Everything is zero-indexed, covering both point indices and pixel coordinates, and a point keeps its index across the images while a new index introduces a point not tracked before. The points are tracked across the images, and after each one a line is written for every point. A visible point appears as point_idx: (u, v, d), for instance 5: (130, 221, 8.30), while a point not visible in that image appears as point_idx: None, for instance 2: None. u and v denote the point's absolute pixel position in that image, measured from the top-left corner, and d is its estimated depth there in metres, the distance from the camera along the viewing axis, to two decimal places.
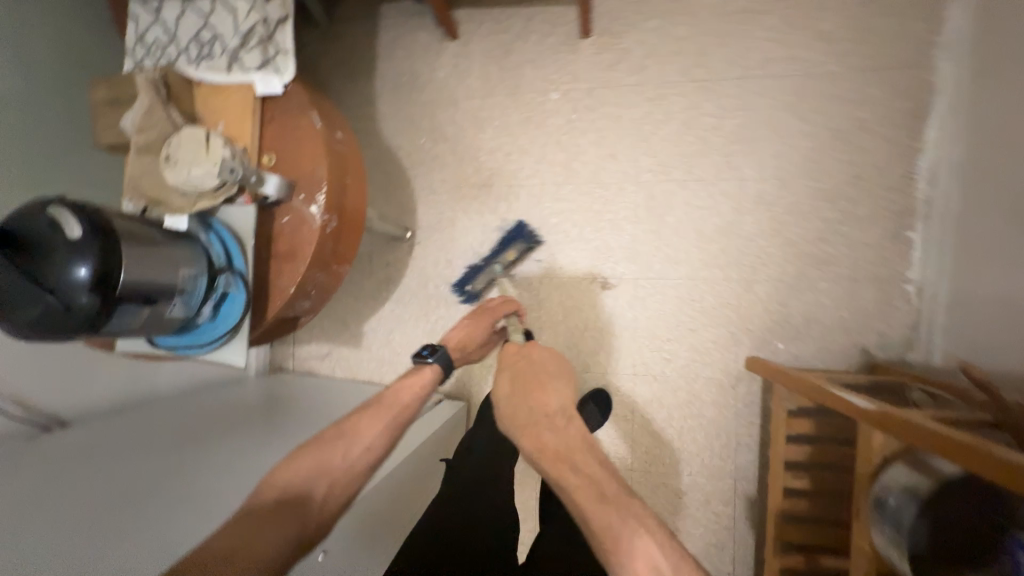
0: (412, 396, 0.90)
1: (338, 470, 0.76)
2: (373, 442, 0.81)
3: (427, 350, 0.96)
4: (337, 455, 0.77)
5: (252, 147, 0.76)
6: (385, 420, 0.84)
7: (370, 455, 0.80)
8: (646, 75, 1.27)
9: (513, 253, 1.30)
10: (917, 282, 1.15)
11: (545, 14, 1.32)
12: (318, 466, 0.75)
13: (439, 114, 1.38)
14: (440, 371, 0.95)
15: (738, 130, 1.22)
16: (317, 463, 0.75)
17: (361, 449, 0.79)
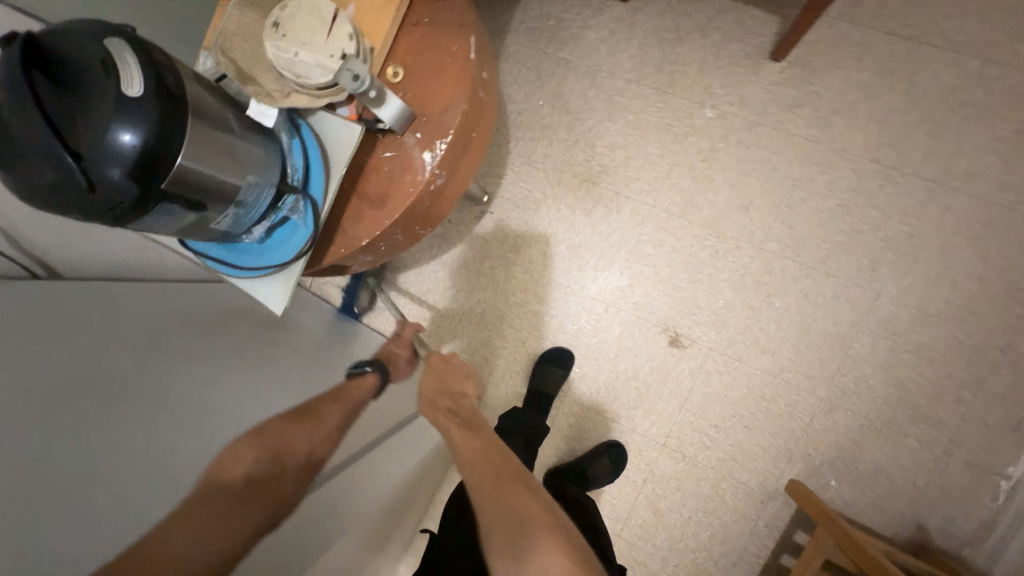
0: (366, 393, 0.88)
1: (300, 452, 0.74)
2: (327, 426, 0.79)
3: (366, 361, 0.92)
4: (296, 437, 0.75)
5: (381, 52, 0.58)
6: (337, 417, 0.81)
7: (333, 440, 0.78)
8: (825, 132, 1.05)
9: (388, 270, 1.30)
10: (1014, 482, 1.00)
11: (740, 13, 1.08)
12: (279, 447, 0.72)
13: (570, 80, 1.17)
14: (379, 381, 0.90)
15: (900, 238, 1.03)
16: (274, 439, 0.73)
17: (320, 432, 0.78)
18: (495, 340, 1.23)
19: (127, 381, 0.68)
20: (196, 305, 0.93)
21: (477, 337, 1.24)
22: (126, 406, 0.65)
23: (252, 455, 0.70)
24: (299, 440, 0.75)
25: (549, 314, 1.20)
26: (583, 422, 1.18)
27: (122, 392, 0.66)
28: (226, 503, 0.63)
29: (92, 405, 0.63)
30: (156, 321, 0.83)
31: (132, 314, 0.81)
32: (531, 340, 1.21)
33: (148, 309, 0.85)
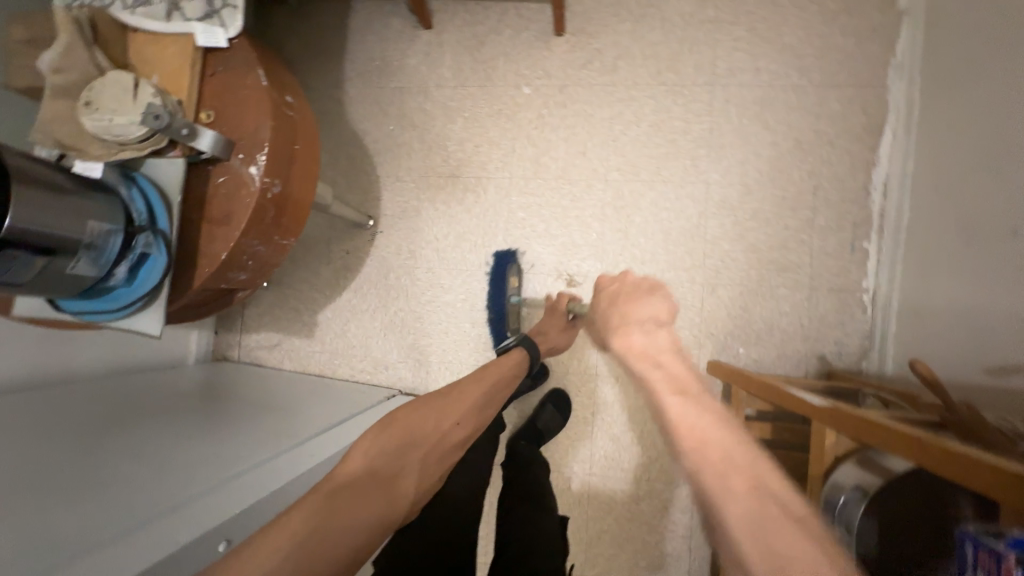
0: (500, 379, 0.93)
1: (430, 443, 0.78)
2: (456, 417, 0.83)
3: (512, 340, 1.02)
4: (426, 423, 0.80)
5: (189, 101, 0.70)
6: (456, 410, 0.84)
7: (462, 431, 0.84)
8: (617, 76, 1.27)
9: (513, 278, 1.26)
10: (871, 291, 1.17)
11: (519, 10, 1.31)
12: (415, 437, 0.77)
13: (409, 101, 1.35)
14: (526, 355, 0.98)
15: (705, 134, 1.24)
16: (409, 425, 0.78)
17: (455, 417, 0.83)
18: (423, 340, 1.31)
19: (69, 476, 0.72)
20: (114, 399, 0.97)
21: (405, 344, 1.32)
22: (62, 495, 0.68)
23: (380, 453, 0.72)
24: (432, 438, 0.79)
25: (460, 299, 1.30)
26: None
27: (69, 484, 0.70)
28: (360, 493, 0.64)
29: (41, 502, 0.66)
30: (77, 420, 0.86)
31: (52, 421, 0.83)
32: (452, 327, 1.30)
33: (67, 412, 0.87)
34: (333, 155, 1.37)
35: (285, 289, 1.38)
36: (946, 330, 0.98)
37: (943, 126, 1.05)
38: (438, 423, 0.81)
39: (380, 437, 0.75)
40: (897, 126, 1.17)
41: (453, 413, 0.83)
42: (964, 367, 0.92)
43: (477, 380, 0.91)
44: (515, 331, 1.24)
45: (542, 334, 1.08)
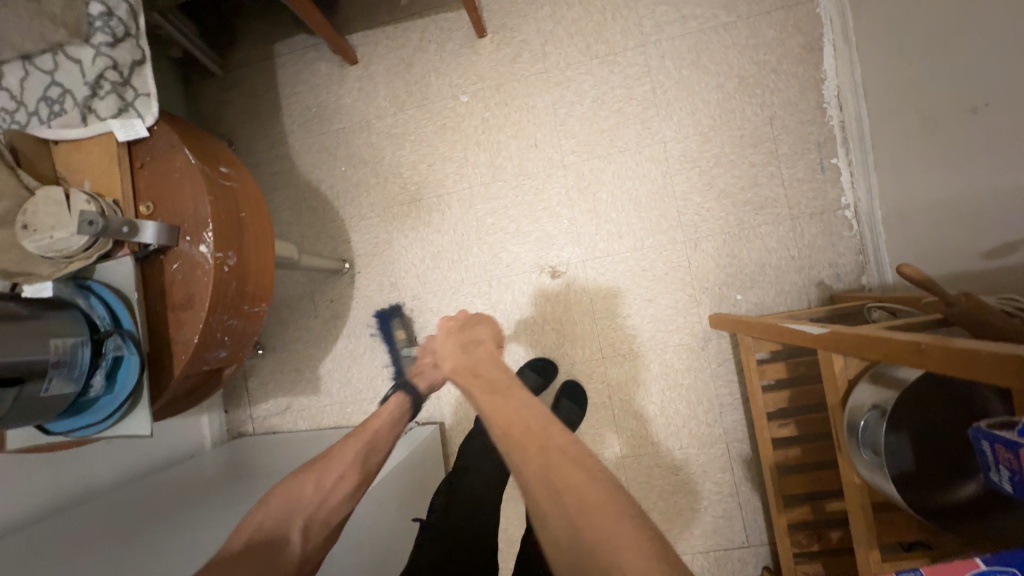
0: (390, 421, 0.87)
1: (311, 506, 0.73)
2: (343, 468, 0.78)
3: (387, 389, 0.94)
4: (303, 490, 0.74)
5: (125, 198, 0.70)
6: (353, 449, 0.81)
7: (346, 492, 0.76)
8: (548, 61, 1.26)
9: (399, 333, 1.32)
10: (853, 205, 1.15)
11: (437, 23, 1.31)
12: (287, 506, 0.72)
13: (354, 140, 1.35)
14: (406, 397, 0.92)
15: (648, 95, 1.22)
16: (285, 498, 0.72)
17: (335, 477, 0.76)
18: None
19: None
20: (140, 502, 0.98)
21: None
22: None
23: (259, 526, 0.69)
24: (294, 489, 0.73)
25: None
26: None
27: None
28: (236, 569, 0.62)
29: None
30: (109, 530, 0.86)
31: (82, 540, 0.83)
32: None
33: (97, 526, 0.87)
34: (294, 210, 1.37)
35: (282, 352, 1.38)
36: (936, 225, 0.95)
37: (881, 23, 1.02)
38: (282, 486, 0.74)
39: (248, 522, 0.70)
40: (836, 37, 1.15)
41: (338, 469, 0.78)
42: (964, 258, 0.89)
43: (359, 436, 0.83)
44: None
45: (420, 371, 0.98)
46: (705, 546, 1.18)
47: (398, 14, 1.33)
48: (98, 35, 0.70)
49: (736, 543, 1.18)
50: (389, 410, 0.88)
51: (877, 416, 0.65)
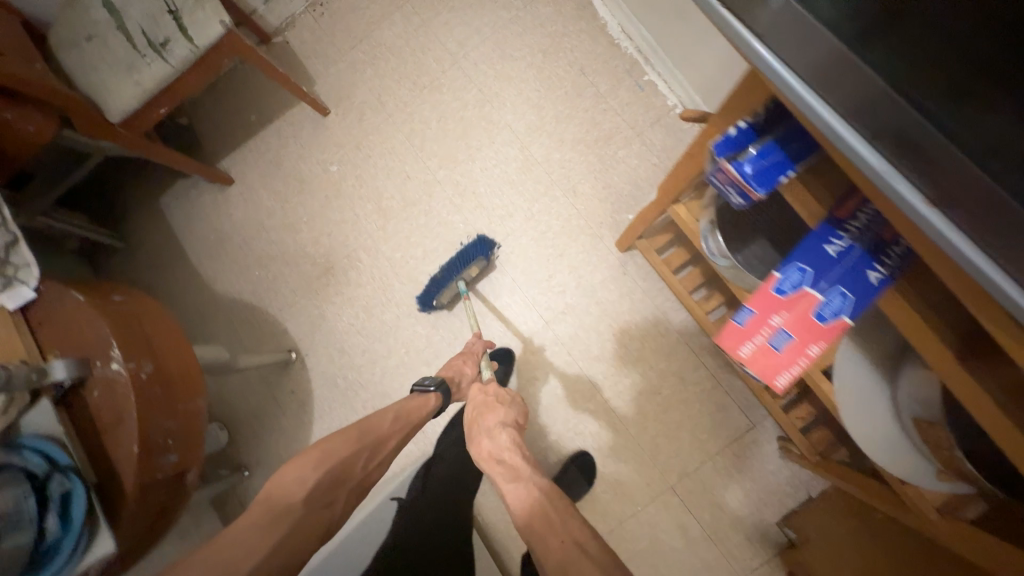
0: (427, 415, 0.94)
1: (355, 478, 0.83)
2: (390, 443, 0.89)
3: (432, 381, 0.98)
4: (360, 460, 0.84)
5: (32, 353, 0.76)
6: (401, 434, 0.90)
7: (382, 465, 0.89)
8: (388, 108, 1.43)
9: (476, 268, 1.25)
10: (679, 103, 1.31)
11: (287, 121, 1.48)
12: (343, 468, 0.82)
13: (257, 244, 1.46)
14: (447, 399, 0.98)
15: (479, 96, 1.39)
16: (343, 459, 0.82)
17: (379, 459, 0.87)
18: None
19: None
20: None
21: None
22: None
23: (324, 477, 0.79)
24: (354, 462, 0.83)
25: (404, 354, 1.35)
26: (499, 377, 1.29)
27: None
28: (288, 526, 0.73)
29: None
30: None
31: None
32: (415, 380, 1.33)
33: None
34: (228, 329, 1.43)
35: (266, 462, 1.38)
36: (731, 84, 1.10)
37: None
38: (347, 443, 0.83)
39: (323, 470, 0.79)
40: None
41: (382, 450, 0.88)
42: None
43: (416, 415, 0.93)
44: (443, 302, 1.26)
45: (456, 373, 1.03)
46: (718, 445, 1.19)
47: (252, 128, 1.49)
48: None
49: (743, 428, 1.19)
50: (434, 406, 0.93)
51: (712, 229, 0.74)
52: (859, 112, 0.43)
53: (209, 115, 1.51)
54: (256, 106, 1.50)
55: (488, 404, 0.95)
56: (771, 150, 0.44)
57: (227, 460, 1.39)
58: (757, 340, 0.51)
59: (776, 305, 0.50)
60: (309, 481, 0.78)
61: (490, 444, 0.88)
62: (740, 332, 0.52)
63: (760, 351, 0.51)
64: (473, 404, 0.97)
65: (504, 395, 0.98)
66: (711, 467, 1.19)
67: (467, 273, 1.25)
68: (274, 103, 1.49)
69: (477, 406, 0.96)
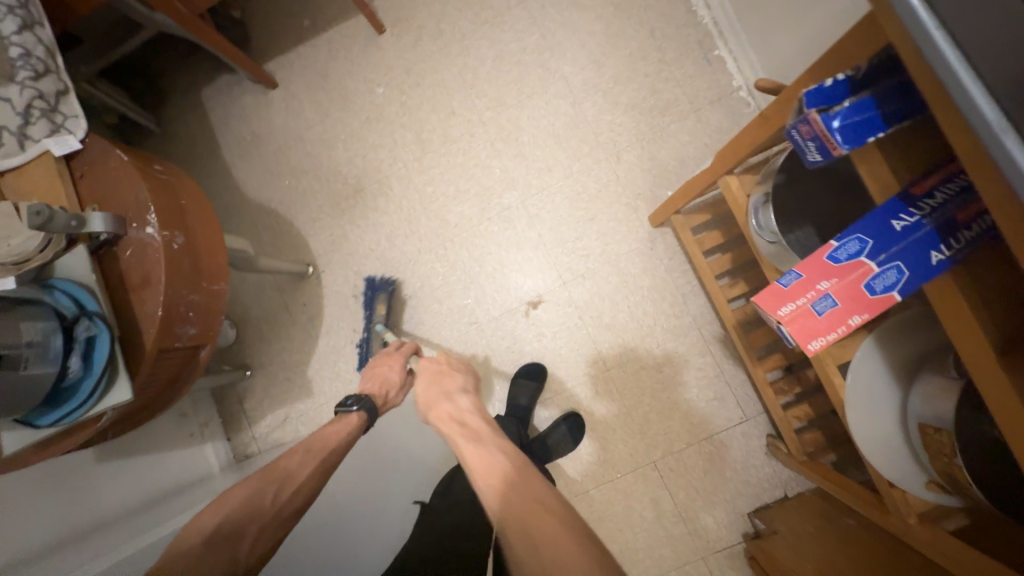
0: (336, 442, 0.93)
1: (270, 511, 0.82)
2: (303, 475, 0.87)
3: (352, 401, 0.99)
4: (266, 496, 0.82)
5: (70, 203, 0.77)
6: (312, 464, 0.89)
7: (299, 500, 0.85)
8: (445, 38, 1.38)
9: (381, 305, 1.30)
10: (744, 85, 1.25)
11: (341, 33, 1.44)
12: (253, 502, 0.81)
13: (291, 153, 1.45)
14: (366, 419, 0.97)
15: (540, 42, 1.34)
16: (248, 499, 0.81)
17: (292, 488, 0.85)
18: (408, 339, 1.36)
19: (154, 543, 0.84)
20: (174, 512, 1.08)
21: None
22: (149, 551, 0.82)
23: (224, 517, 0.78)
24: (261, 498, 0.82)
25: (419, 288, 1.36)
26: (508, 327, 1.31)
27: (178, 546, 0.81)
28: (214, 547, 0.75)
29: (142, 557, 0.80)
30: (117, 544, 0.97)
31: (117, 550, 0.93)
32: (425, 315, 1.35)
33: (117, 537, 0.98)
34: (251, 232, 1.45)
35: (268, 366, 1.42)
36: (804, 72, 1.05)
37: None
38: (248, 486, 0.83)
39: (221, 512, 0.79)
40: None
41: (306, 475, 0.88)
42: None
43: (328, 440, 0.93)
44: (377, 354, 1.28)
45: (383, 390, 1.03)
46: (707, 432, 1.22)
47: (304, 34, 1.45)
48: (20, 72, 0.79)
49: (735, 420, 1.21)
50: (353, 427, 0.96)
51: (765, 204, 0.72)
52: (976, 34, 0.32)
53: (263, 13, 1.47)
54: (311, 11, 1.45)
55: (434, 380, 0.99)
56: (869, 109, 0.41)
57: (231, 357, 1.43)
58: (800, 303, 0.49)
59: (827, 270, 0.48)
60: (211, 522, 0.78)
61: (449, 407, 0.93)
62: (781, 294, 0.50)
63: (796, 310, 0.49)
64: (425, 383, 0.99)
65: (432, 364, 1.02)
66: (695, 451, 1.22)
67: (377, 316, 1.30)
68: (330, 11, 1.44)
69: (428, 378, 1.00)
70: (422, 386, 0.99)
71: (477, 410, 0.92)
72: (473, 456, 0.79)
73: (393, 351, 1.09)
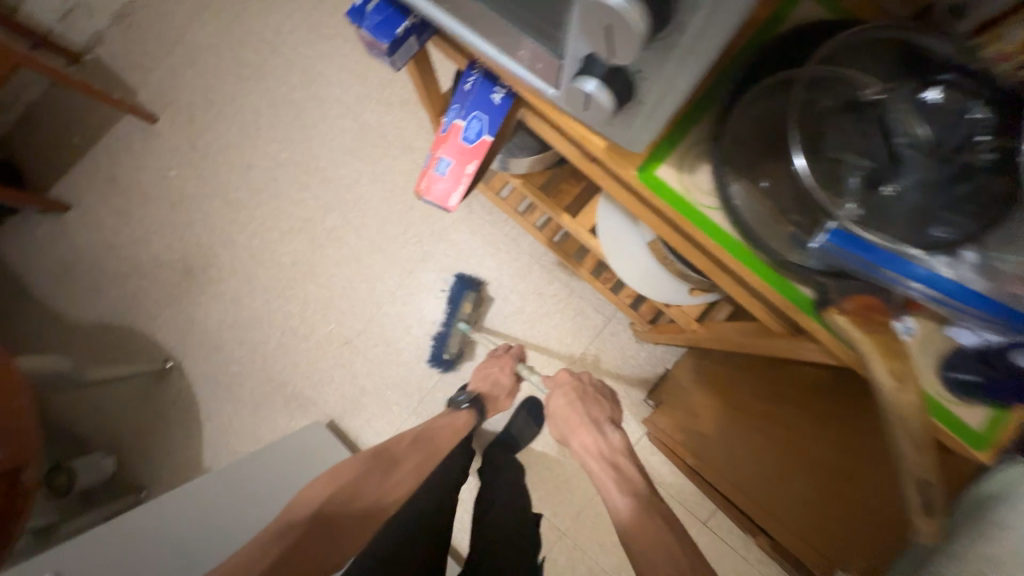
0: (451, 436, 1.01)
1: (375, 492, 0.88)
2: (402, 464, 0.94)
3: (466, 398, 1.09)
4: (373, 479, 0.89)
5: None
6: (422, 455, 0.96)
7: (400, 492, 0.91)
8: (216, 105, 1.44)
9: (466, 306, 1.29)
10: None
11: (115, 137, 1.45)
12: (355, 482, 0.87)
13: (108, 264, 1.42)
14: (474, 416, 1.06)
15: (304, 78, 1.43)
16: (357, 479, 0.87)
17: (396, 476, 0.92)
18: (289, 387, 1.35)
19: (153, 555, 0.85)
20: None
21: (281, 406, 1.34)
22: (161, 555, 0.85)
23: (334, 496, 0.84)
24: (365, 481, 0.88)
25: (281, 336, 1.36)
26: (376, 334, 1.34)
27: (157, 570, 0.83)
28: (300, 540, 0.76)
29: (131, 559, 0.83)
30: None
31: None
32: (296, 357, 1.35)
33: None
34: (94, 355, 1.38)
35: (161, 478, 1.34)
36: None
37: None
38: (364, 463, 0.90)
39: (330, 488, 0.84)
40: None
41: (405, 477, 0.92)
42: None
43: (438, 426, 1.02)
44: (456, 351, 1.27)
45: (491, 395, 1.12)
46: (583, 346, 1.31)
47: (79, 150, 1.45)
48: None
49: (601, 325, 1.31)
50: (460, 424, 1.04)
51: None
52: None
53: (30, 146, 1.45)
54: (78, 127, 1.45)
55: (576, 403, 0.98)
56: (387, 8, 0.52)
57: (119, 487, 1.33)
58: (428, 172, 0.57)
59: (440, 140, 0.56)
60: (321, 498, 0.83)
61: (600, 443, 0.92)
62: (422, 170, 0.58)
63: (426, 179, 0.56)
64: (562, 400, 0.99)
65: (600, 390, 1.04)
66: (582, 367, 1.30)
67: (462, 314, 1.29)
68: (96, 121, 1.45)
69: (573, 398, 0.99)
70: (561, 397, 1.00)
71: (630, 458, 0.91)
72: (618, 501, 0.82)
73: (503, 353, 1.15)
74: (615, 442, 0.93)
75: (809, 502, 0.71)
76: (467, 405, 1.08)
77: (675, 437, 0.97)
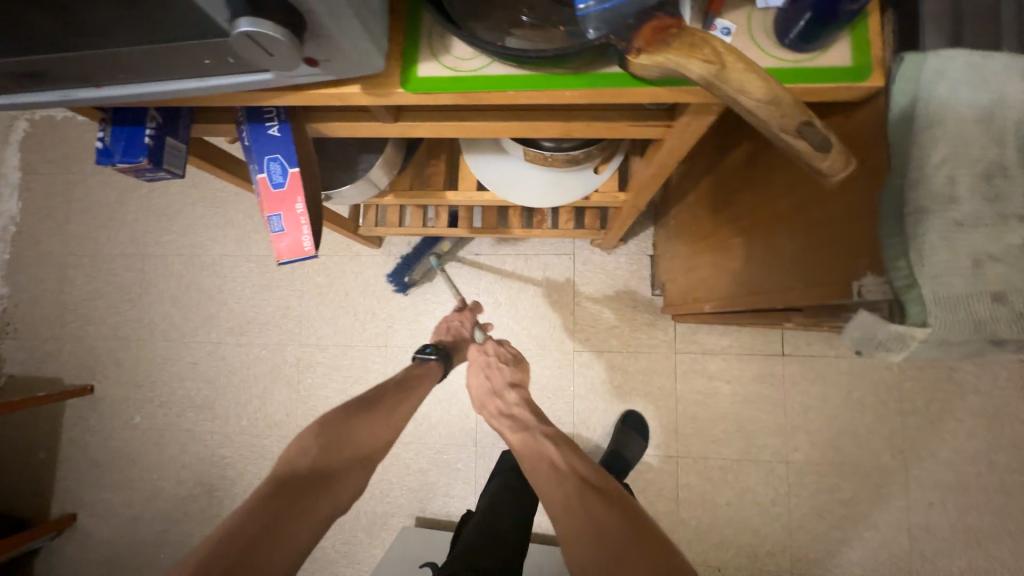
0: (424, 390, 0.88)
1: (368, 445, 0.74)
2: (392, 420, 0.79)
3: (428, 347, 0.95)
4: (360, 436, 0.74)
5: None
6: (401, 416, 0.81)
7: (389, 432, 0.78)
8: (132, 336, 1.42)
9: (446, 244, 1.26)
10: None
11: (70, 426, 1.42)
12: (340, 434, 0.72)
13: (141, 533, 1.37)
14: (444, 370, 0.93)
15: (184, 258, 1.42)
16: (343, 430, 0.73)
17: (384, 429, 0.77)
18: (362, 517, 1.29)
19: None
20: None
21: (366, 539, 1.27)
22: None
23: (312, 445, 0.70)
24: (352, 426, 0.74)
25: None
26: None
27: None
28: (296, 497, 0.63)
29: None
30: None
31: None
32: None
33: None
34: None
35: None
36: None
37: None
38: (340, 417, 0.75)
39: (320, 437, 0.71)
40: None
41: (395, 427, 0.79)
42: None
43: (422, 388, 0.88)
44: (421, 278, 1.30)
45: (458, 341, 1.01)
46: (572, 290, 1.27)
47: (51, 460, 1.42)
48: None
49: (571, 262, 1.28)
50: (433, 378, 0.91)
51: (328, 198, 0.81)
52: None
53: (8, 488, 1.42)
54: (35, 442, 1.43)
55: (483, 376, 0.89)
56: (121, 126, 0.50)
57: None
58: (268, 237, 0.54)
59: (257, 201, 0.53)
60: (311, 448, 0.69)
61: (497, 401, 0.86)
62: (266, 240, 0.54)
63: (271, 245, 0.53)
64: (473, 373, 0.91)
65: (505, 353, 0.93)
66: (583, 306, 1.26)
67: (438, 249, 1.26)
68: (46, 425, 1.43)
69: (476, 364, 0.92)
70: (471, 376, 0.91)
71: (526, 403, 0.85)
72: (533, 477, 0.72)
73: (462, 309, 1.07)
74: (514, 397, 0.86)
75: (759, 255, 0.65)
76: (435, 356, 0.94)
77: (687, 303, 0.92)
